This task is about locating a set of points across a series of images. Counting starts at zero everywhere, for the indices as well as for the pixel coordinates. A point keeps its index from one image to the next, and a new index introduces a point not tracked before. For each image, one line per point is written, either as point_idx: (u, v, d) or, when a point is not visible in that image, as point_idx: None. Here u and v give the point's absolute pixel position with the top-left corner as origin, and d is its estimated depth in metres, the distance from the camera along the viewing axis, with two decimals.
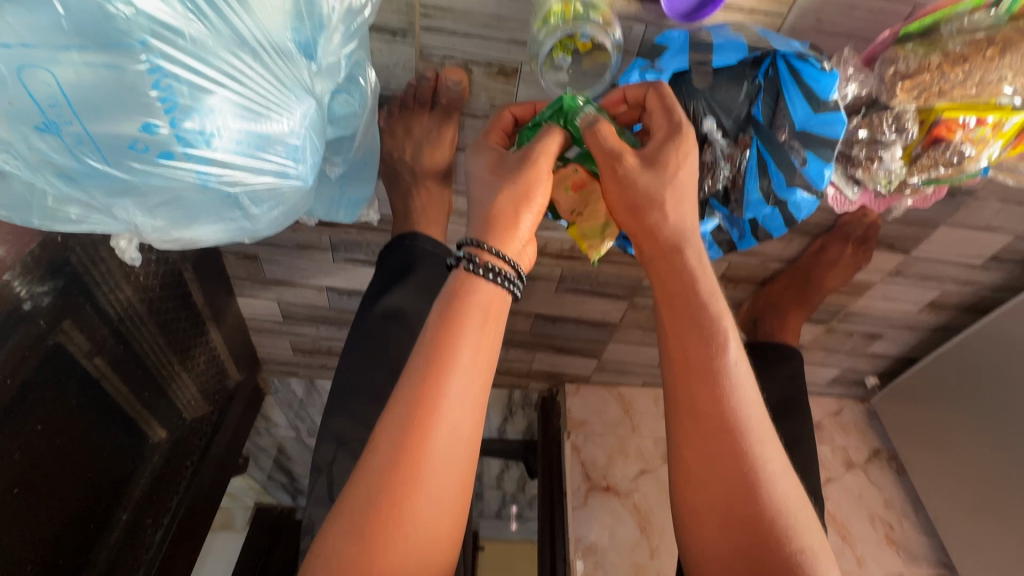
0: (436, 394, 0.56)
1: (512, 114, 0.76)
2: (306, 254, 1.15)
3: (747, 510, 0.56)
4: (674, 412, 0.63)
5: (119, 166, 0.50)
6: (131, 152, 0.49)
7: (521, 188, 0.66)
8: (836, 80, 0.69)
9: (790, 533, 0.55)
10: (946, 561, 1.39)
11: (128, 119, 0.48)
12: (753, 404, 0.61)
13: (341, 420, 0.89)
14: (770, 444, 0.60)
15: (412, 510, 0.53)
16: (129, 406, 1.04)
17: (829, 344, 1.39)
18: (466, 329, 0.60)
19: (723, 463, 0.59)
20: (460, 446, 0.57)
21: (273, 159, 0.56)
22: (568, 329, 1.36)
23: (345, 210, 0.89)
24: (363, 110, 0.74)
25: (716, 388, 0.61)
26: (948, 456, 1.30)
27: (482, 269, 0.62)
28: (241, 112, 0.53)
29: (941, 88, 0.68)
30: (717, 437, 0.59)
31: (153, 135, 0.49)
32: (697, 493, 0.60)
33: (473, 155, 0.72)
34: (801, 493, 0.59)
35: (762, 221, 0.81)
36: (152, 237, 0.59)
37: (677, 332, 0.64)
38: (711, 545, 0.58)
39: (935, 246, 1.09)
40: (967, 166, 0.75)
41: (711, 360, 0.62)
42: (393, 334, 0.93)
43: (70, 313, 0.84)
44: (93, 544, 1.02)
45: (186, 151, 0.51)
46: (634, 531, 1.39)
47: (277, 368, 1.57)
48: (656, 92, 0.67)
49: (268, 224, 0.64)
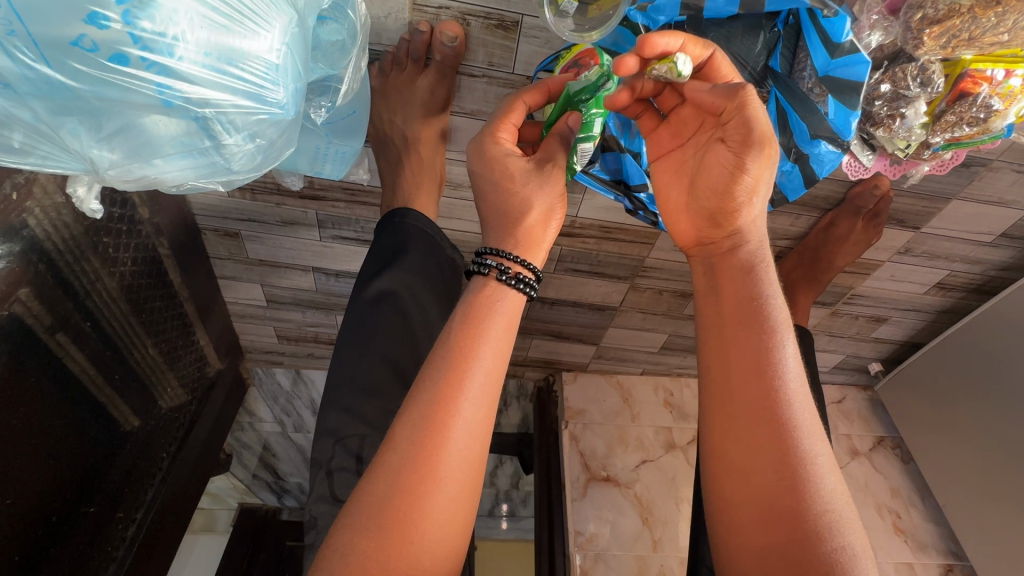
0: (456, 390, 0.53)
1: (524, 105, 0.66)
2: (292, 231, 1.08)
3: (789, 504, 0.52)
4: (717, 401, 0.59)
5: (61, 67, 0.44)
6: (75, 50, 0.43)
7: (547, 200, 0.63)
8: (847, 20, 0.64)
9: (833, 530, 0.50)
10: (955, 550, 1.36)
11: (71, 10, 0.42)
12: (805, 401, 0.56)
13: (333, 416, 0.80)
14: (818, 435, 0.55)
15: (431, 508, 0.50)
16: (97, 389, 0.96)
17: (833, 329, 1.35)
18: (491, 327, 0.57)
19: (766, 456, 0.54)
20: (478, 443, 0.54)
21: (248, 75, 0.50)
22: (566, 314, 1.30)
23: (332, 165, 0.84)
24: (352, 44, 0.69)
25: (761, 377, 0.56)
26: (958, 443, 1.26)
27: (513, 279, 0.59)
28: (210, 16, 0.46)
29: (971, 34, 0.63)
30: (762, 429, 0.55)
31: (101, 29, 0.43)
32: (738, 485, 0.56)
33: (479, 165, 0.65)
34: (850, 496, 0.53)
35: (778, 180, 0.79)
36: (112, 175, 0.53)
37: (724, 322, 0.60)
38: (746, 538, 0.54)
39: (946, 222, 1.05)
40: (992, 124, 0.72)
41: (763, 348, 0.57)
42: (385, 318, 0.85)
43: (29, 282, 0.77)
44: (59, 537, 0.95)
45: (144, 56, 0.45)
46: (636, 523, 1.34)
47: (262, 358, 1.49)
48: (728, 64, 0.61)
49: (245, 162, 0.58)
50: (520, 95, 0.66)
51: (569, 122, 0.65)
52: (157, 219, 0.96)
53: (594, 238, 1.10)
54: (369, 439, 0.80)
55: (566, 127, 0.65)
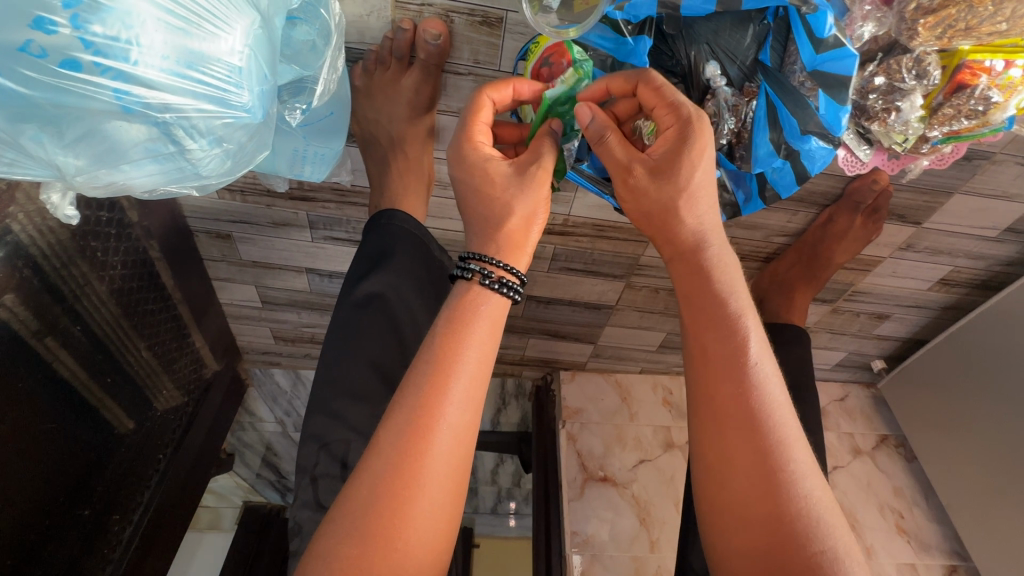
0: (440, 396, 0.52)
1: (491, 100, 0.65)
2: (283, 232, 1.08)
3: (767, 509, 0.53)
4: (694, 409, 0.61)
5: (10, 75, 0.43)
6: (23, 56, 0.43)
7: (529, 206, 0.62)
8: (829, 12, 0.62)
9: (814, 534, 0.51)
10: (960, 550, 1.34)
11: (16, 16, 0.42)
12: (780, 404, 0.57)
13: (318, 420, 0.80)
14: (796, 440, 0.56)
15: (417, 516, 0.49)
16: (88, 391, 0.97)
17: (835, 326, 1.32)
18: (474, 332, 0.56)
19: (743, 462, 0.55)
20: (464, 449, 0.53)
21: (210, 79, 0.51)
22: (562, 312, 1.29)
23: (312, 167, 0.83)
24: (323, 43, 0.69)
25: (735, 386, 0.57)
26: (961, 442, 1.24)
27: (497, 284, 0.58)
28: (166, 20, 0.47)
29: (968, 24, 0.61)
30: (738, 434, 0.56)
31: (50, 35, 0.43)
32: (720, 491, 0.57)
33: (459, 170, 0.64)
34: (830, 497, 0.54)
35: (770, 178, 0.77)
36: (79, 182, 0.53)
37: (696, 332, 0.61)
38: (734, 544, 0.55)
39: (949, 217, 1.03)
40: (992, 117, 0.70)
41: (732, 356, 0.58)
42: (372, 321, 0.84)
43: (13, 287, 0.77)
44: (52, 540, 0.95)
45: (97, 61, 0.45)
46: (633, 523, 1.33)
47: (259, 359, 1.49)
48: (647, 84, 0.62)
49: (214, 166, 0.58)
50: (485, 90, 0.65)
51: (553, 125, 0.64)
52: (146, 223, 0.96)
53: (588, 237, 1.09)
54: (354, 444, 0.79)
55: (550, 129, 0.64)
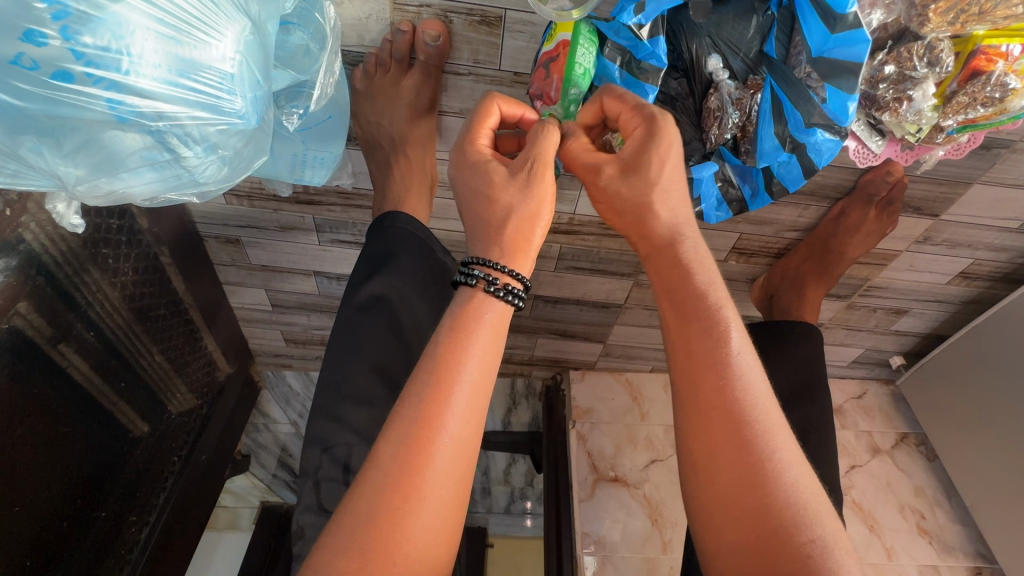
0: (432, 405, 0.52)
1: (501, 110, 0.65)
2: (289, 236, 1.09)
3: (755, 501, 0.52)
4: (679, 405, 0.59)
5: (4, 88, 0.45)
6: (15, 69, 0.44)
7: (531, 207, 0.61)
8: None
9: (802, 524, 0.50)
10: (984, 553, 1.29)
11: (8, 30, 0.43)
12: (762, 395, 0.56)
13: (320, 424, 0.80)
14: (780, 430, 0.55)
15: (413, 529, 0.48)
16: (103, 396, 0.98)
17: (850, 322, 1.29)
18: (461, 341, 0.55)
19: (727, 455, 0.54)
20: (464, 457, 0.53)
21: (204, 86, 0.52)
22: (570, 311, 1.28)
23: (313, 171, 0.84)
24: (319, 47, 0.69)
25: (719, 378, 0.56)
26: (983, 439, 1.20)
27: (502, 291, 0.57)
28: (157, 29, 0.48)
29: (981, 7, 0.60)
30: (725, 427, 0.55)
31: (41, 47, 0.44)
32: (707, 488, 0.56)
33: (462, 170, 0.63)
34: (817, 484, 0.53)
35: (775, 173, 0.75)
36: (79, 191, 0.55)
37: (677, 326, 0.60)
38: (724, 541, 0.53)
39: (968, 208, 0.99)
40: (1010, 103, 0.67)
41: (714, 350, 0.57)
42: (375, 325, 0.84)
43: (26, 295, 0.78)
44: (69, 541, 0.97)
45: (88, 72, 0.46)
46: (645, 524, 1.31)
47: (272, 361, 1.50)
48: (613, 96, 0.63)
49: (211, 172, 0.60)
50: (495, 99, 0.65)
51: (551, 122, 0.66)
52: (156, 228, 0.97)
53: (593, 235, 1.08)
54: (357, 448, 0.80)
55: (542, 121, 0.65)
